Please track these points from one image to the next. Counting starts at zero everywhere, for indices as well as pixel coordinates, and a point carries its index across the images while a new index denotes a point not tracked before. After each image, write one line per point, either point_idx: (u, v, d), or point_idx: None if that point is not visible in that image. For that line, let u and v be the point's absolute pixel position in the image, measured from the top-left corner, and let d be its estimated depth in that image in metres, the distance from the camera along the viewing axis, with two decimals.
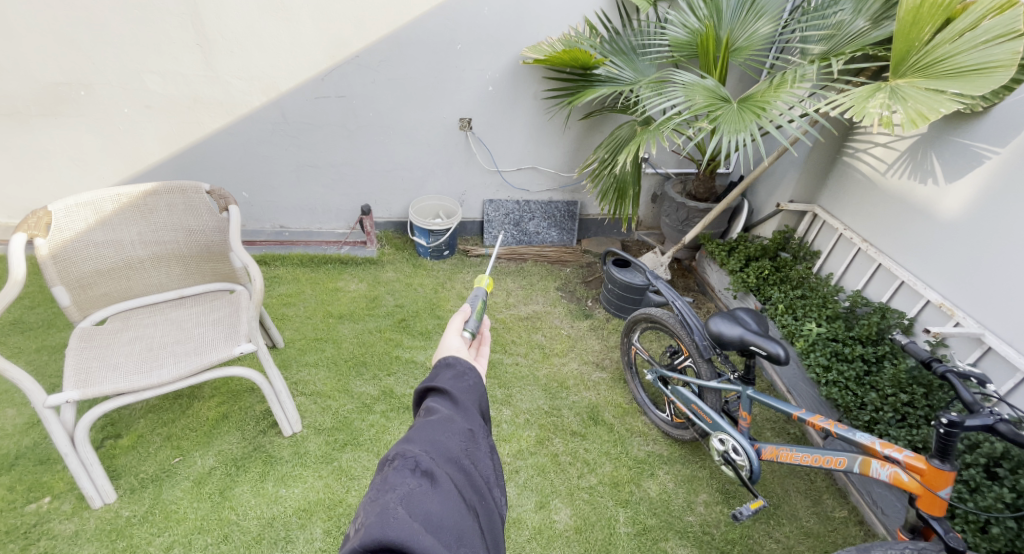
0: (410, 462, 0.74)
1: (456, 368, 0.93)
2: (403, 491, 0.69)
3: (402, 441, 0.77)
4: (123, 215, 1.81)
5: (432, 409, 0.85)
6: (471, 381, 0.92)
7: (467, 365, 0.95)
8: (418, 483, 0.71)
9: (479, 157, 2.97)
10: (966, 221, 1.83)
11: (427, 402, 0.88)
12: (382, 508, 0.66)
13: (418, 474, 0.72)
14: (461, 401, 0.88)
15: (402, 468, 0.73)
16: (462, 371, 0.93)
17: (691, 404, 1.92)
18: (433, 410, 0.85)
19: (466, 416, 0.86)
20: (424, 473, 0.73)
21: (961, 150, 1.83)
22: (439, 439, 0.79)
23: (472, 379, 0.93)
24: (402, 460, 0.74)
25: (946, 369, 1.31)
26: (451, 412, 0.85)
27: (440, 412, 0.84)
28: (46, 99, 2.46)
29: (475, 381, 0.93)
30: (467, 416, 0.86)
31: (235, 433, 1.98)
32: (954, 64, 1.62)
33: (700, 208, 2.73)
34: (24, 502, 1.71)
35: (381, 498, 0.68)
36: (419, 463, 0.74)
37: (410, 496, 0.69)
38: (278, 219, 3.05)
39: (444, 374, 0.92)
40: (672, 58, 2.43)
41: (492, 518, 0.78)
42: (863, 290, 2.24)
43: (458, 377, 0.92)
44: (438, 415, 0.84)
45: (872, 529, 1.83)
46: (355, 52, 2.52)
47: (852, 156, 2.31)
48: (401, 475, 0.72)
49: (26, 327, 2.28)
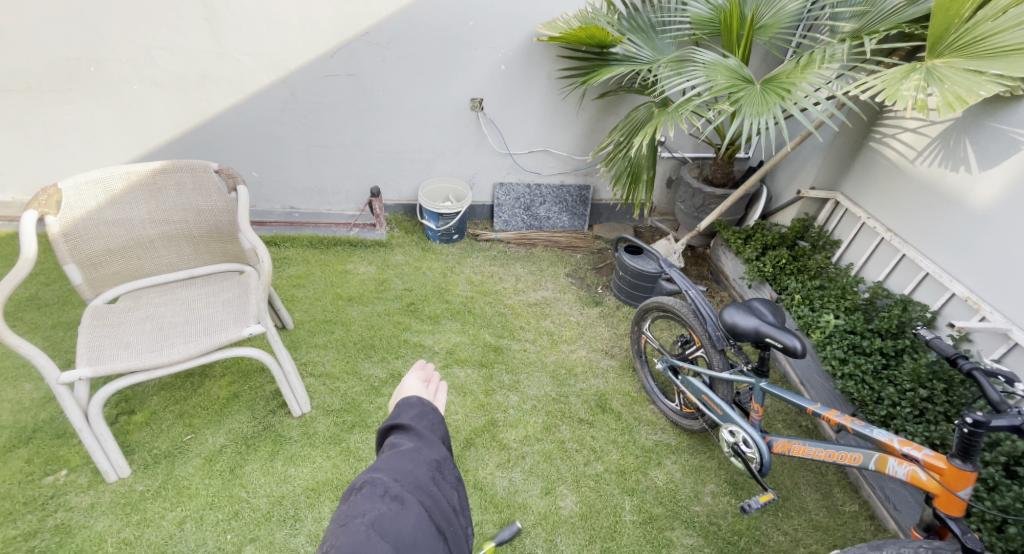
0: (380, 487, 0.73)
1: (420, 406, 0.91)
2: (374, 515, 0.69)
3: (368, 469, 0.76)
4: (133, 193, 1.81)
5: (397, 444, 0.83)
6: (432, 419, 0.91)
7: (429, 404, 0.93)
8: (388, 508, 0.70)
9: (490, 138, 2.92)
10: (998, 212, 1.74)
11: (390, 438, 0.85)
12: (352, 532, 0.66)
13: (388, 498, 0.72)
14: (425, 435, 0.86)
15: (371, 493, 0.72)
16: (425, 410, 0.91)
17: (701, 395, 1.87)
18: (397, 444, 0.83)
19: (433, 447, 0.84)
20: (394, 497, 0.72)
21: (996, 136, 1.74)
22: (405, 467, 0.78)
23: (433, 417, 0.91)
24: (371, 486, 0.73)
25: (973, 367, 1.24)
26: (417, 445, 0.83)
27: (406, 445, 0.82)
28: (57, 74, 2.45)
29: (437, 419, 0.91)
30: (433, 447, 0.84)
31: (245, 412, 2.00)
32: (996, 43, 1.53)
33: (717, 194, 2.65)
34: (41, 474, 1.75)
35: (351, 523, 0.68)
36: (388, 488, 0.73)
37: (380, 519, 0.69)
38: (288, 200, 3.03)
39: (406, 413, 0.90)
40: (693, 36, 2.33)
41: (462, 544, 0.76)
42: (885, 282, 2.16)
43: (421, 415, 0.90)
44: (403, 448, 0.82)
45: (882, 523, 1.80)
46: (365, 29, 2.47)
47: (879, 141, 2.22)
48: (370, 500, 0.71)
49: (42, 303, 2.32)
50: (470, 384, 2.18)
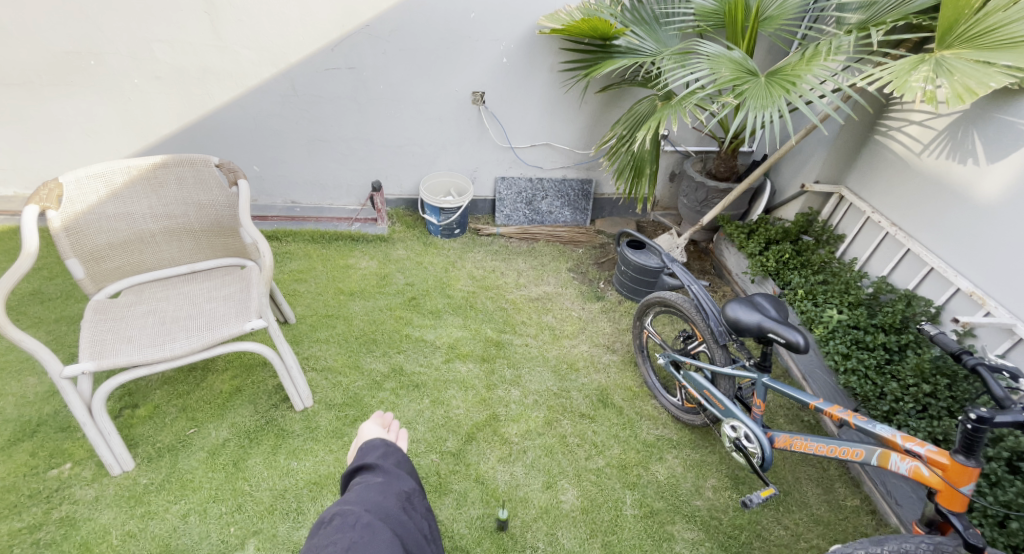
0: (352, 515, 0.78)
1: (383, 446, 0.99)
2: (347, 541, 0.74)
3: (338, 502, 0.81)
4: (135, 187, 1.81)
5: (363, 481, 0.90)
6: (396, 457, 0.99)
7: (393, 445, 1.01)
8: (360, 533, 0.76)
9: (492, 132, 2.90)
10: (1004, 206, 1.73)
11: (355, 479, 0.91)
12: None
13: (360, 525, 0.77)
14: (390, 471, 0.94)
15: (344, 521, 0.77)
16: (388, 450, 0.99)
17: (702, 390, 1.87)
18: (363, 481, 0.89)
19: (400, 481, 0.92)
20: (365, 524, 0.78)
21: (1004, 130, 1.72)
22: (376, 499, 0.84)
23: (397, 455, 0.99)
24: (341, 516, 0.78)
25: (977, 362, 1.23)
26: (384, 480, 0.91)
27: (373, 481, 0.89)
28: (57, 68, 2.44)
29: (401, 457, 1.00)
30: (401, 481, 0.92)
31: (248, 406, 2.01)
32: (1007, 34, 1.51)
33: (720, 188, 2.63)
34: (45, 468, 1.77)
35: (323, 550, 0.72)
36: (359, 518, 0.78)
37: (356, 544, 0.74)
38: (289, 194, 3.03)
39: (370, 454, 0.97)
40: (697, 28, 2.30)
41: None
42: (889, 277, 2.15)
43: (384, 455, 0.98)
44: (371, 483, 0.89)
45: (884, 518, 1.80)
46: (366, 22, 2.45)
47: (885, 134, 2.19)
48: (341, 529, 0.76)
49: (46, 298, 2.33)
50: (471, 378, 2.18)
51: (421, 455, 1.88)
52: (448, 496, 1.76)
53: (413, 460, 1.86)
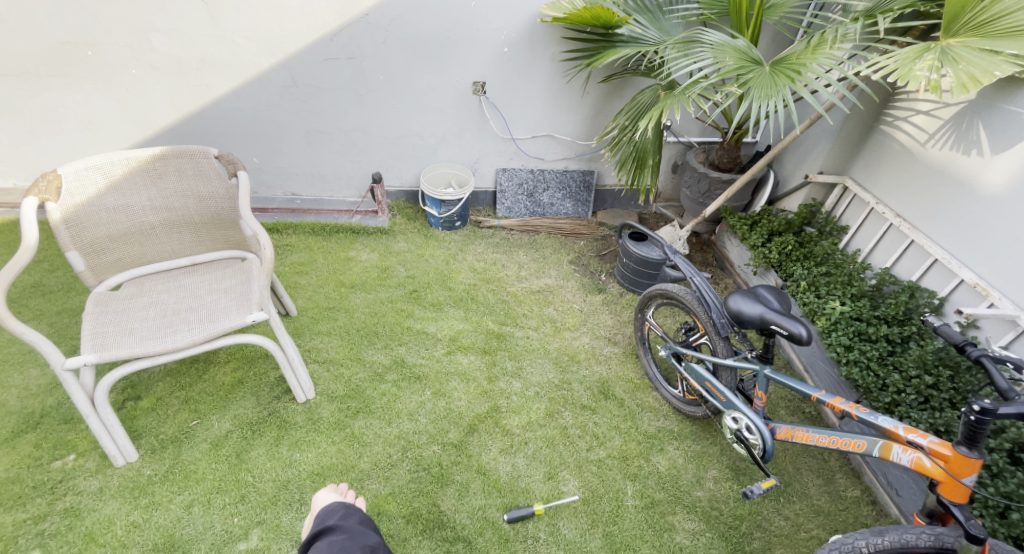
0: None
1: (343, 509, 1.19)
2: None
3: None
4: (133, 178, 1.80)
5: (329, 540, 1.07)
6: (355, 516, 1.18)
7: (352, 506, 1.21)
8: None
9: (493, 123, 2.88)
10: (1009, 196, 1.71)
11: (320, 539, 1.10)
12: None
13: None
14: (350, 529, 1.12)
15: None
16: (347, 511, 1.18)
17: (704, 382, 1.87)
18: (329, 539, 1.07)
19: (363, 538, 1.09)
20: None
21: (1010, 119, 1.70)
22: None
23: (356, 514, 1.18)
24: None
25: (981, 354, 1.22)
26: (346, 538, 1.08)
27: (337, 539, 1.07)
28: (54, 59, 2.42)
29: (359, 515, 1.19)
30: (364, 537, 1.10)
31: (250, 397, 2.02)
32: (1013, 22, 1.49)
33: (723, 179, 2.61)
34: (49, 459, 1.78)
35: None
36: None
37: None
38: (290, 186, 3.01)
39: (333, 516, 1.17)
40: (702, 16, 2.27)
41: None
42: (893, 268, 2.14)
43: (346, 515, 1.17)
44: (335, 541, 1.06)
45: (884, 509, 1.81)
46: (366, 11, 2.42)
47: (890, 124, 2.17)
48: None
49: (47, 290, 2.33)
50: (472, 370, 2.19)
51: (423, 446, 1.89)
52: (450, 487, 1.77)
53: (415, 451, 1.87)
